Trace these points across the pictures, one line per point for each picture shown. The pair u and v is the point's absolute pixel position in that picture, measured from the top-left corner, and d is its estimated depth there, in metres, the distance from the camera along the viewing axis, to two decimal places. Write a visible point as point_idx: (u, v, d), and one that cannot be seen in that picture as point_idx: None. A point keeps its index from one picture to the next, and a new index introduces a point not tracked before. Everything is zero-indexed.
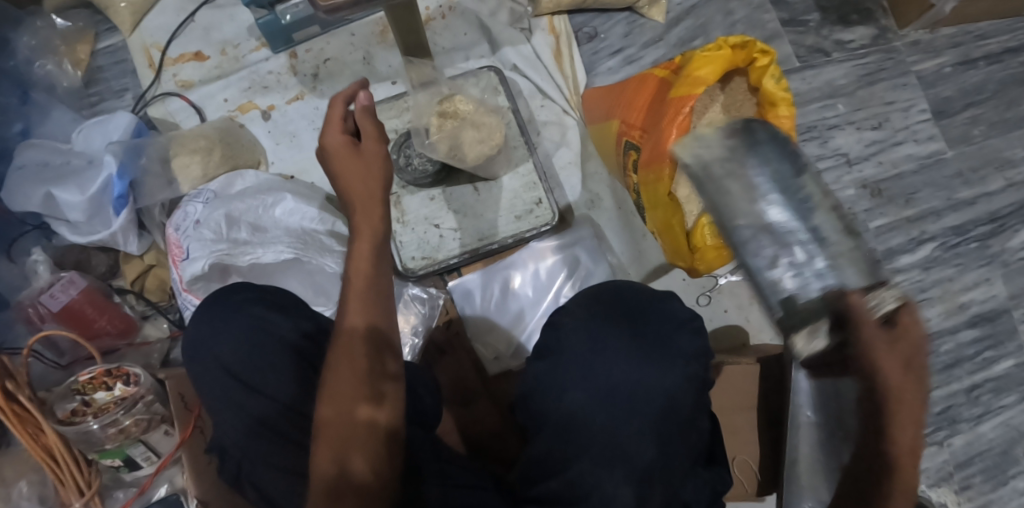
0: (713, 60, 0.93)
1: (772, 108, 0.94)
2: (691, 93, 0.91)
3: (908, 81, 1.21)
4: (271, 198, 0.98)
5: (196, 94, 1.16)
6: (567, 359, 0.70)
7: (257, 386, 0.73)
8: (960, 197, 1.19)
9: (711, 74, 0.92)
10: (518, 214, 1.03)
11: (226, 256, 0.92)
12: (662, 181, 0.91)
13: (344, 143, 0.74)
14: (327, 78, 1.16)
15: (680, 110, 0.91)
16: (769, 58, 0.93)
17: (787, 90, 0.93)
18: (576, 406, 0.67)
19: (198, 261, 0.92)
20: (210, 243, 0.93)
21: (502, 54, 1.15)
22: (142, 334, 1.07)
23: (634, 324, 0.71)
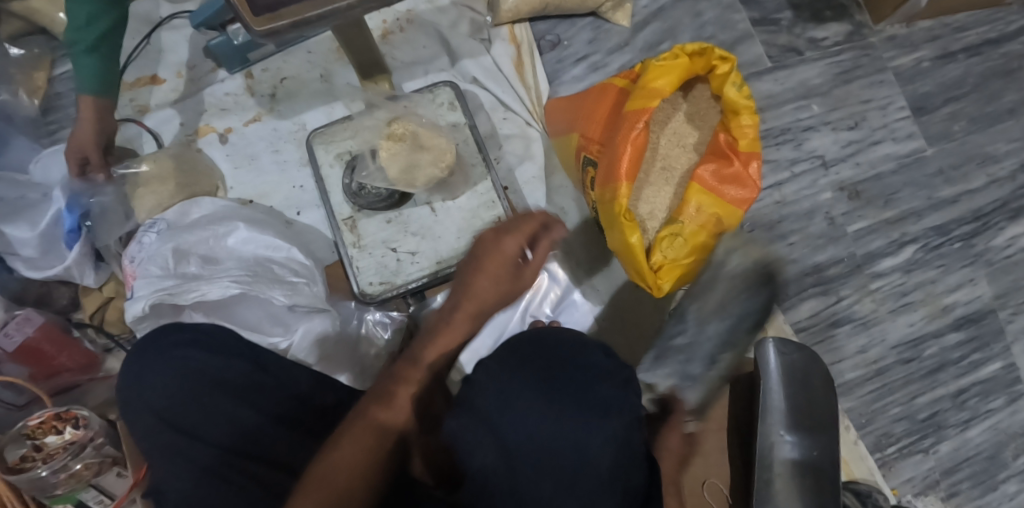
0: (670, 70, 0.89)
1: (734, 117, 0.90)
2: (646, 107, 0.87)
3: (885, 77, 1.17)
4: (222, 228, 0.97)
5: (154, 119, 1.13)
6: (481, 415, 0.65)
7: (192, 435, 0.70)
8: (941, 195, 1.15)
9: (667, 85, 0.89)
10: (478, 234, 1.00)
11: (169, 294, 0.88)
12: (618, 199, 0.87)
13: (503, 258, 0.79)
14: (285, 98, 1.13)
15: (636, 124, 0.87)
16: (729, 66, 0.89)
17: (749, 97, 0.89)
18: (487, 466, 0.63)
19: (141, 300, 0.89)
20: (157, 280, 0.90)
21: (462, 67, 1.11)
22: (105, 368, 1.06)
23: (555, 376, 0.67)
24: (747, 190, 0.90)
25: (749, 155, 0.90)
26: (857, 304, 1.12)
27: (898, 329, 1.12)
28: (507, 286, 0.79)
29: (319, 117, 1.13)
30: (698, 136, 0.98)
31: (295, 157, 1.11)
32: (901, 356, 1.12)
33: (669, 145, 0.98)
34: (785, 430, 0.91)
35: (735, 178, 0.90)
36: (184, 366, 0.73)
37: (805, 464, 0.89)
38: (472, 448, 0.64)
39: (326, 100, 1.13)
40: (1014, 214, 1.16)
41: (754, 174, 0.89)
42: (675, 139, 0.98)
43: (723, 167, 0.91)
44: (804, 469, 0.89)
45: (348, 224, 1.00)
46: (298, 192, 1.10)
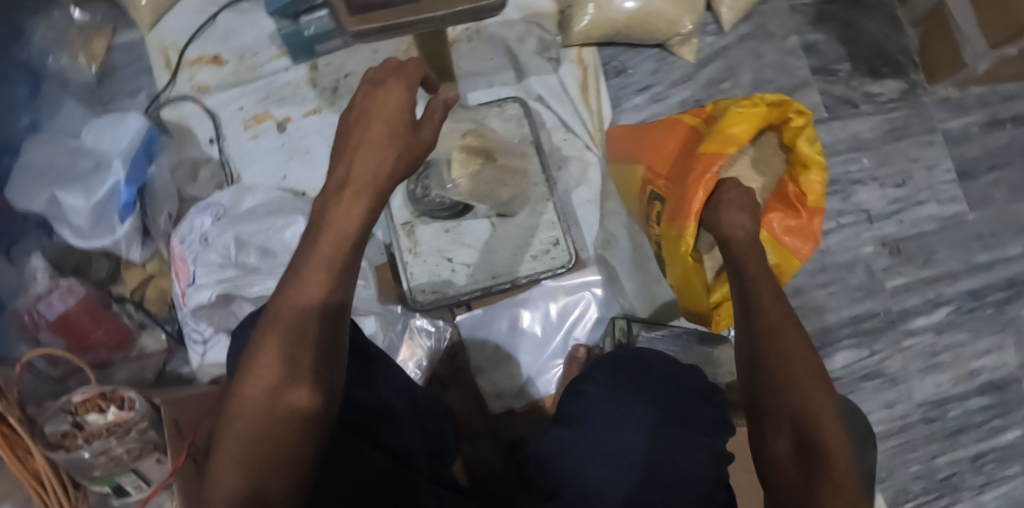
0: (747, 117, 0.91)
1: (803, 171, 0.93)
2: (722, 152, 0.89)
3: (935, 138, 1.18)
4: (281, 221, 0.97)
5: (212, 99, 1.12)
6: (594, 428, 0.72)
7: None
8: (978, 260, 1.17)
9: (744, 132, 0.91)
10: (534, 253, 1.02)
11: (233, 286, 0.90)
12: (686, 238, 0.88)
13: (391, 111, 0.67)
14: (346, 94, 1.13)
15: (710, 167, 0.88)
16: (806, 120, 0.91)
17: (820, 153, 0.92)
18: (600, 477, 0.69)
19: (206, 289, 0.90)
20: (217, 269, 0.92)
21: (527, 83, 1.12)
22: (138, 346, 1.04)
23: (665, 391, 0.74)
24: (809, 241, 0.93)
25: (814, 210, 0.93)
26: (887, 360, 1.14)
27: (925, 388, 1.14)
28: (401, 154, 0.66)
29: None
30: (762, 183, 0.98)
31: None
32: (926, 414, 1.14)
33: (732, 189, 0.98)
34: None
35: (797, 229, 0.93)
36: None
37: None
38: (583, 458, 0.70)
39: None
40: None
41: (816, 227, 0.93)
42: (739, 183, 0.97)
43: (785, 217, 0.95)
44: None
45: (406, 230, 1.01)
46: None
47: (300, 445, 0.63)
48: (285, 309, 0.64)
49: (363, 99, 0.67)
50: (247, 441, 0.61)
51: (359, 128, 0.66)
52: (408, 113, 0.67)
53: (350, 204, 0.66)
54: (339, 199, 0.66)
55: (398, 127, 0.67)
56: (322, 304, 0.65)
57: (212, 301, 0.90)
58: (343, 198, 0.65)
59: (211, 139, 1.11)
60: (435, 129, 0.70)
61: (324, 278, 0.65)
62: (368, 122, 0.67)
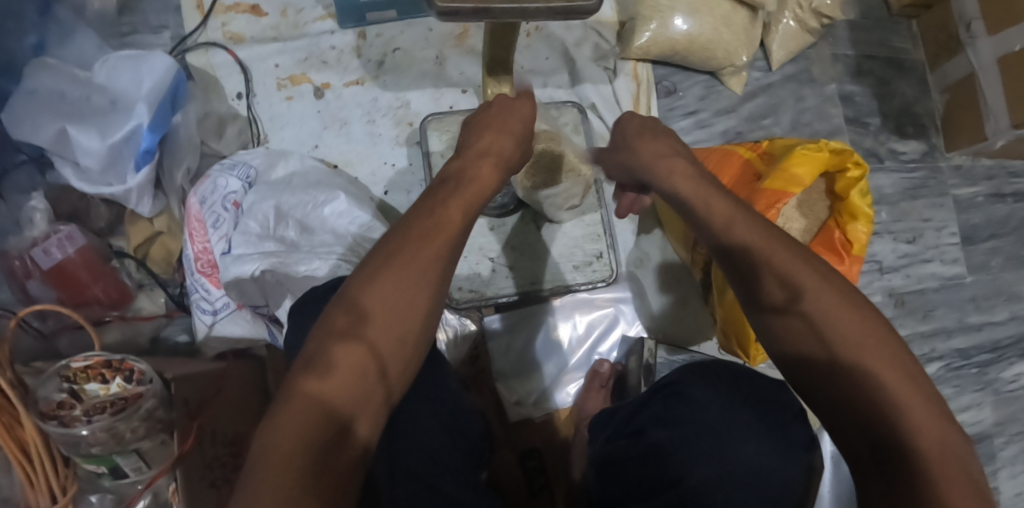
0: (812, 159, 0.90)
1: (850, 220, 0.93)
2: (786, 191, 0.90)
3: (945, 202, 1.25)
4: (321, 196, 0.90)
5: (245, 51, 1.05)
6: (699, 430, 0.71)
7: None
8: (969, 321, 1.24)
9: (807, 174, 0.90)
10: (576, 264, 0.97)
11: (279, 262, 0.84)
12: None
13: (511, 117, 0.72)
14: (392, 69, 1.07)
15: (771, 206, 0.90)
16: (861, 172, 0.92)
17: (869, 205, 0.93)
18: (703, 481, 0.68)
19: (249, 264, 0.83)
20: (256, 240, 0.86)
21: (582, 89, 1.10)
22: (134, 307, 0.95)
23: (762, 402, 0.72)
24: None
25: (857, 258, 0.93)
26: None
27: None
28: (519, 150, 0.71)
29: (425, 99, 1.06)
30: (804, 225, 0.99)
31: (391, 133, 1.05)
32: None
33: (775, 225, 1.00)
34: None
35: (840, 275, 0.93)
36: None
37: None
38: (689, 462, 0.69)
39: (436, 84, 1.07)
40: None
41: (855, 275, 0.93)
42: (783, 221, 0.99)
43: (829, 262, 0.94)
44: None
45: None
46: (387, 170, 1.04)
47: (340, 461, 0.52)
48: (340, 297, 0.59)
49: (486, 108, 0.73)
50: (285, 455, 0.51)
51: (628, 145, 0.78)
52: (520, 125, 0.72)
53: (478, 179, 0.67)
54: (455, 189, 0.65)
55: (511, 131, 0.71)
56: (382, 294, 0.58)
57: (255, 276, 0.83)
58: (485, 162, 0.68)
59: (238, 94, 1.03)
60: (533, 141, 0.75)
61: (409, 274, 0.59)
62: (485, 126, 0.71)
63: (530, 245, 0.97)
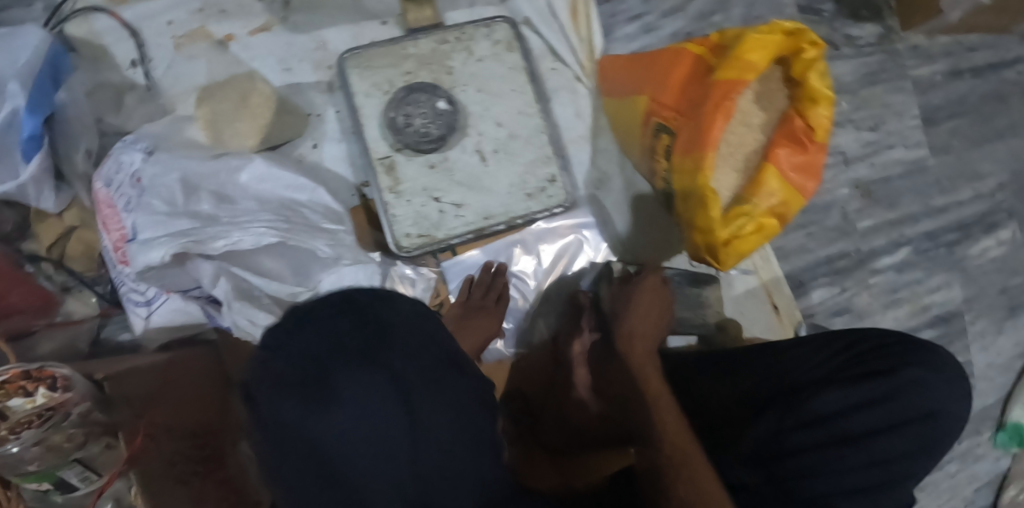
0: (766, 43, 0.83)
1: (811, 105, 0.88)
2: (741, 79, 0.82)
3: (905, 85, 1.21)
4: (235, 161, 0.82)
5: (132, 12, 0.93)
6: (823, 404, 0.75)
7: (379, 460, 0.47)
8: (935, 204, 1.22)
9: (761, 60, 0.83)
10: (528, 193, 0.90)
11: (193, 242, 0.73)
12: (704, 170, 0.81)
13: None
14: (302, 9, 0.96)
15: (727, 97, 0.82)
16: (818, 51, 0.86)
17: (830, 88, 0.87)
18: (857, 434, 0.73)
19: (155, 247, 0.72)
20: (166, 218, 0.74)
21: (514, 4, 1.00)
22: (63, 311, 0.86)
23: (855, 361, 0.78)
24: (812, 179, 0.90)
25: (820, 145, 0.89)
26: (855, 296, 1.17)
27: (886, 323, 1.19)
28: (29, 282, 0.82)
29: (344, 37, 0.96)
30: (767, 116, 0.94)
31: (311, 79, 0.95)
32: None
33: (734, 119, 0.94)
34: None
35: (807, 166, 0.89)
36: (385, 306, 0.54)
37: None
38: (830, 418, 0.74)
39: (353, 17, 0.96)
40: (987, 228, 1.25)
41: (818, 163, 0.89)
42: (743, 111, 0.94)
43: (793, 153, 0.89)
44: None
45: (385, 165, 0.87)
46: (315, 121, 0.94)
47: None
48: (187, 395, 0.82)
49: None
50: None
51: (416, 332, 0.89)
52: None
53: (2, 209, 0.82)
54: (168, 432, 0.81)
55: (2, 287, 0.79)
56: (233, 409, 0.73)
57: (166, 261, 0.72)
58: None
59: (132, 62, 0.92)
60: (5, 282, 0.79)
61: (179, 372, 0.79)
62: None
63: (470, 177, 0.89)
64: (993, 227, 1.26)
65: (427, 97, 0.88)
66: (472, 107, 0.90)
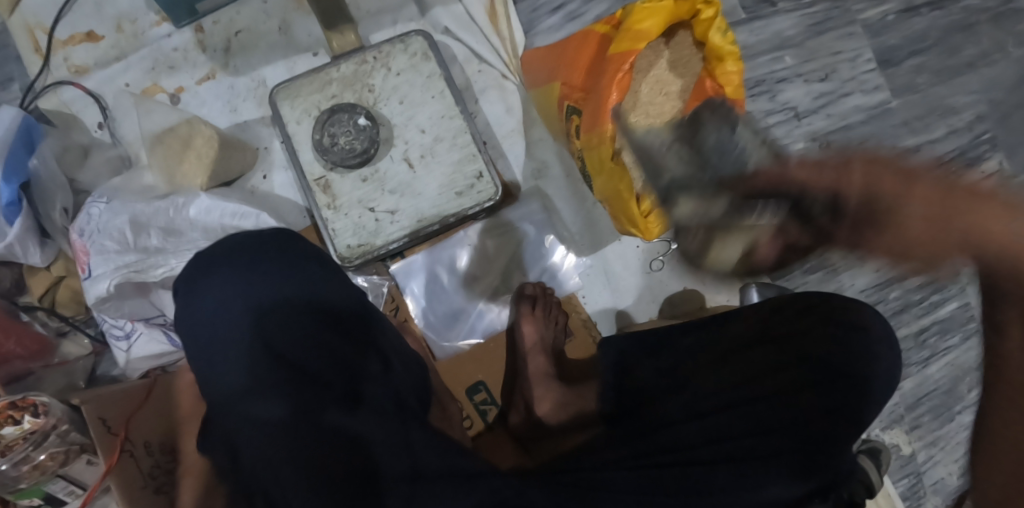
0: (656, 12, 0.85)
1: (718, 63, 0.89)
2: (633, 49, 0.84)
3: (855, 30, 1.19)
4: (181, 198, 0.89)
5: (94, 80, 1.04)
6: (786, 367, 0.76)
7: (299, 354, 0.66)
8: (907, 145, 1.18)
9: (654, 28, 0.85)
10: (458, 191, 0.94)
11: (134, 272, 0.83)
12: (605, 145, 0.85)
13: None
14: (240, 52, 1.05)
15: (621, 68, 0.84)
16: (714, 9, 0.86)
17: (733, 43, 0.88)
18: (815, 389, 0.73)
19: (103, 280, 0.82)
20: (116, 255, 0.84)
21: (433, 16, 1.06)
22: (59, 353, 0.96)
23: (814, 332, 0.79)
24: None
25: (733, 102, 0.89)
26: (828, 252, 1.14)
27: (867, 274, 1.16)
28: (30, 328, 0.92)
29: (280, 72, 1.05)
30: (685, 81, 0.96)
31: (255, 115, 1.03)
32: (868, 298, 1.18)
33: (654, 89, 0.96)
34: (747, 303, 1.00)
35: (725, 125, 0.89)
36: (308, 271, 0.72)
37: None
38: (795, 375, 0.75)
39: (287, 53, 1.05)
40: (971, 162, 1.19)
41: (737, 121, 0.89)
42: (662, 81, 0.96)
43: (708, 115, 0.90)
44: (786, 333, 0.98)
45: (320, 185, 0.93)
46: (264, 153, 1.03)
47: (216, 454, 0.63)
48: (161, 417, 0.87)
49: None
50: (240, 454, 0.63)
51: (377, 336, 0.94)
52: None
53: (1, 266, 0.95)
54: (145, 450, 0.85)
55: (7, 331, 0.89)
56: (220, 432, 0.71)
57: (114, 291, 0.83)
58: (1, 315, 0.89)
59: (99, 123, 1.04)
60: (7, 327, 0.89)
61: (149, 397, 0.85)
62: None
63: (401, 184, 0.94)
64: (977, 161, 1.20)
65: (348, 116, 0.95)
66: (395, 119, 0.95)
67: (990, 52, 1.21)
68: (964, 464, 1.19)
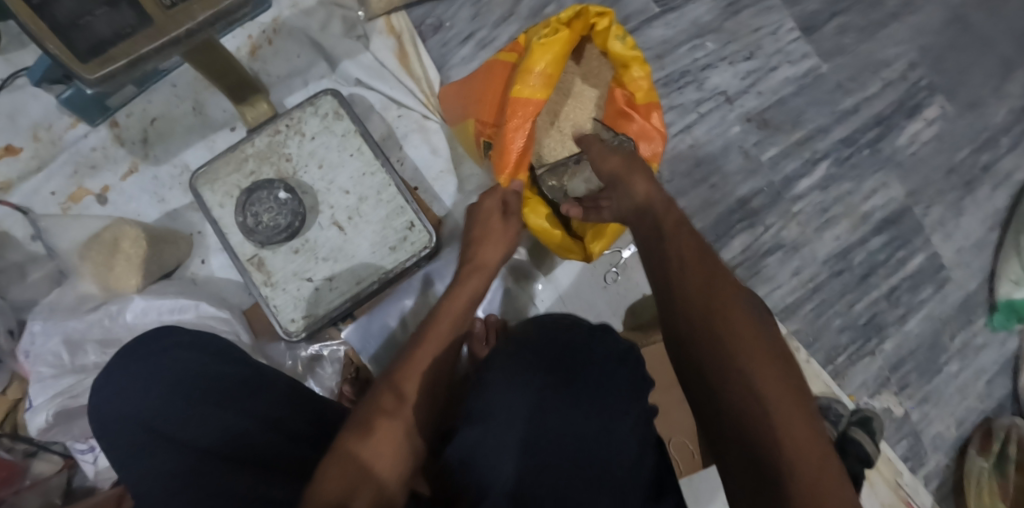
0: (551, 46, 0.89)
1: (627, 70, 0.93)
2: (529, 95, 0.89)
3: (772, 3, 1.17)
4: (115, 305, 0.91)
5: (19, 194, 1.03)
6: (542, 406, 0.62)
7: (243, 416, 0.68)
8: (843, 108, 1.17)
9: (548, 63, 0.90)
10: (391, 245, 0.97)
11: (69, 398, 0.82)
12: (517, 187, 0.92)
13: None
14: (159, 141, 1.05)
15: (520, 110, 0.90)
16: (608, 20, 0.90)
17: (634, 48, 0.92)
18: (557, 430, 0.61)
19: (41, 411, 0.82)
20: (51, 381, 0.85)
21: (343, 70, 1.06)
22: (31, 474, 0.95)
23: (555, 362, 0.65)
24: (656, 138, 0.95)
25: (649, 105, 0.94)
26: (784, 230, 1.14)
27: (826, 244, 1.15)
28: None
29: (201, 154, 1.05)
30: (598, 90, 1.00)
31: (184, 201, 1.04)
32: (833, 269, 1.15)
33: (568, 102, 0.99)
34: None
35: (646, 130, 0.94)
36: (205, 341, 0.73)
37: None
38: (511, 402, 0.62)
39: (204, 134, 1.05)
40: (911, 112, 1.19)
41: (657, 121, 0.94)
42: (576, 93, 0.99)
43: (630, 122, 0.96)
44: None
45: (254, 263, 0.95)
46: (199, 238, 1.03)
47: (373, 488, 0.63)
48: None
49: None
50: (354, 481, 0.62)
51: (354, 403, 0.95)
52: None
53: None
54: None
55: None
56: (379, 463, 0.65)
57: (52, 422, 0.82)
58: None
59: (32, 236, 1.02)
60: None
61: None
62: None
63: (332, 249, 0.96)
64: (917, 109, 1.19)
65: (268, 192, 0.96)
66: (317, 184, 0.98)
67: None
68: (960, 413, 1.16)
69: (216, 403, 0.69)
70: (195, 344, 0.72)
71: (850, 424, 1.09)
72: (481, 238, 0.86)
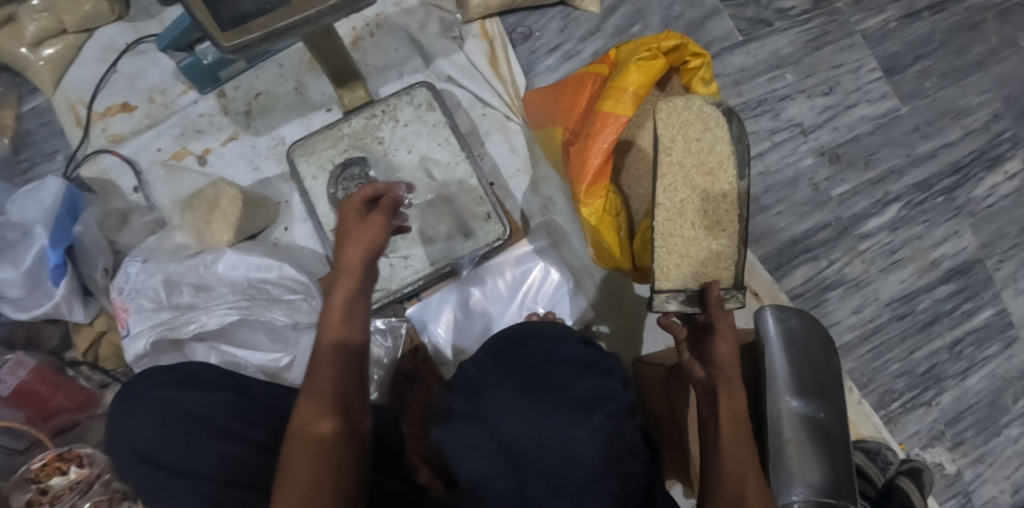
0: (644, 68, 0.91)
1: None
2: (614, 111, 0.90)
3: (855, 41, 1.20)
4: (210, 255, 0.97)
5: (128, 147, 1.12)
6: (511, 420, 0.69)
7: (227, 438, 0.76)
8: (919, 151, 1.17)
9: (638, 83, 0.91)
10: (465, 232, 1.03)
11: (168, 329, 0.91)
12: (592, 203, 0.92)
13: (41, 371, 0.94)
14: (260, 114, 1.13)
15: (607, 126, 0.91)
16: (700, 62, 0.94)
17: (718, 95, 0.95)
18: (539, 441, 0.68)
19: (141, 337, 0.92)
20: (151, 313, 0.93)
21: (436, 66, 1.13)
22: (103, 403, 1.01)
23: (534, 374, 0.73)
24: None
25: None
26: (847, 267, 1.14)
27: (889, 286, 1.14)
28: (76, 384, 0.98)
29: (298, 130, 1.13)
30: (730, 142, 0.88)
31: (276, 171, 1.11)
32: (896, 312, 1.14)
33: (688, 142, 0.88)
34: (764, 318, 0.96)
35: None
36: (185, 371, 0.80)
37: (795, 363, 0.95)
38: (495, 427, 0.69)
39: (302, 112, 1.13)
40: (991, 164, 1.18)
41: None
42: (692, 125, 0.89)
43: None
44: (794, 359, 0.96)
45: None
46: (285, 207, 1.10)
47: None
48: None
49: (43, 380, 0.94)
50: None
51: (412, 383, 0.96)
52: (53, 376, 0.95)
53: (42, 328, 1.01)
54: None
55: (58, 385, 0.95)
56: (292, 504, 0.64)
57: (149, 348, 0.92)
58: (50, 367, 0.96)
59: (135, 188, 1.10)
60: (61, 392, 0.95)
61: None
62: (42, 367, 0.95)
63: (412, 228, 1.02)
64: (997, 160, 1.18)
65: (359, 169, 1.02)
66: (405, 168, 1.04)
67: (997, 50, 1.22)
68: (1017, 479, 1.11)
69: (208, 429, 0.76)
70: (180, 380, 0.79)
71: (899, 472, 1.03)
72: (345, 238, 0.76)
